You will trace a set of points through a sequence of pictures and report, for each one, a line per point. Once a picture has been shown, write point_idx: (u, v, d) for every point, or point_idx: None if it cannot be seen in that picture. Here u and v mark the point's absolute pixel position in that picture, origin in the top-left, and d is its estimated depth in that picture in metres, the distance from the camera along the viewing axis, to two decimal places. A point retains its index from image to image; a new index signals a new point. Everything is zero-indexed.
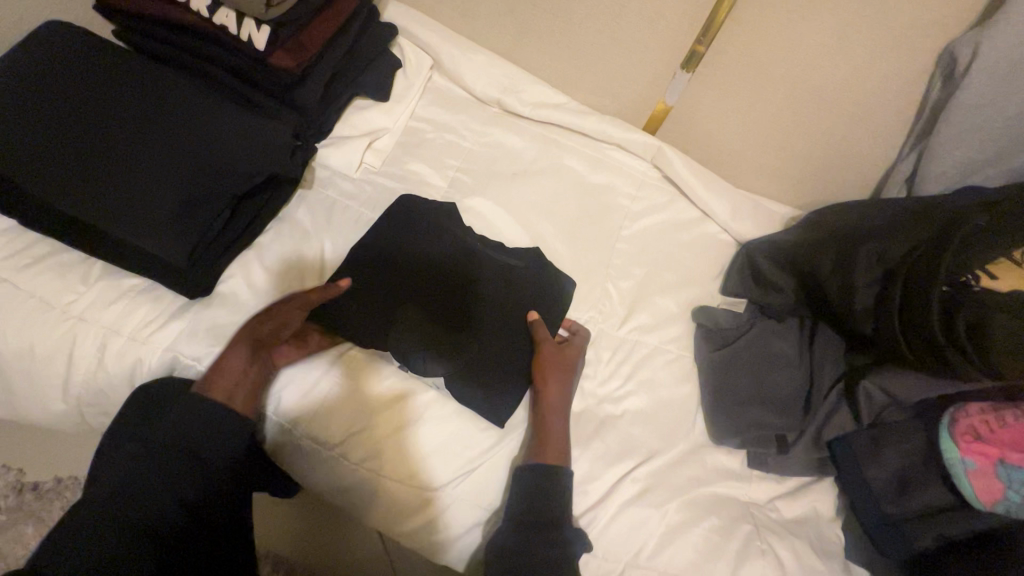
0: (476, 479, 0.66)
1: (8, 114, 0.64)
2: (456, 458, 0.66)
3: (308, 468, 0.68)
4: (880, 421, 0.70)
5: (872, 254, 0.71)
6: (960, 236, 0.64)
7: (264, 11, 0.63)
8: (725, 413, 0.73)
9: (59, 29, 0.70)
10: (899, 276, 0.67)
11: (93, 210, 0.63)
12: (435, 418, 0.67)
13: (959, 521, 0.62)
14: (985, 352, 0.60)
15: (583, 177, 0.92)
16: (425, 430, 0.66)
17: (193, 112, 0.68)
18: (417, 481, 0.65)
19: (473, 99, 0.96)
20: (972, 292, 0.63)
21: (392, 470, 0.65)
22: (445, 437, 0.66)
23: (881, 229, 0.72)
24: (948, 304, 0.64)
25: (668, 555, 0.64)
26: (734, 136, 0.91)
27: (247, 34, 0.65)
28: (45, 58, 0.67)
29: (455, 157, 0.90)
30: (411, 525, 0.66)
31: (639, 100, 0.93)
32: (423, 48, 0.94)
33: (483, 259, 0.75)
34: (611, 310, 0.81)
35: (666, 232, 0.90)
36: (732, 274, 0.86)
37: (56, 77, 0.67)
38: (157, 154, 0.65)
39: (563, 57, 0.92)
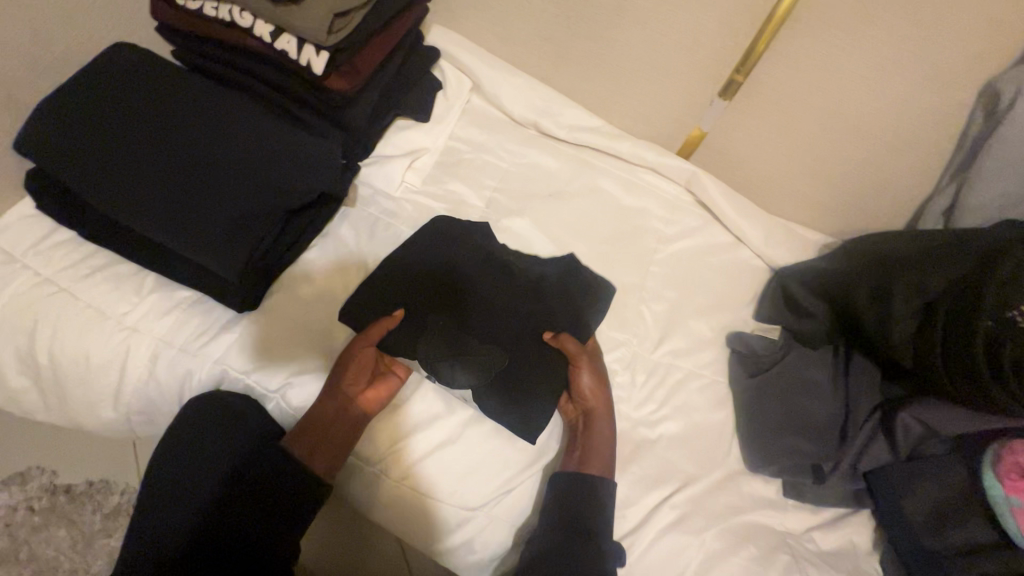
0: (511, 500, 0.67)
1: (78, 132, 0.66)
2: (492, 479, 0.66)
3: (348, 483, 0.69)
4: (917, 453, 0.71)
5: (911, 286, 0.71)
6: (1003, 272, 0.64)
7: (326, 38, 0.65)
8: (761, 441, 0.73)
9: (125, 50, 0.72)
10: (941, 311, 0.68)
11: (157, 225, 0.65)
12: (473, 438, 0.67)
13: (1000, 558, 0.62)
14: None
15: (617, 200, 0.93)
16: (462, 450, 0.67)
17: (251, 131, 0.70)
18: (453, 501, 0.65)
19: (510, 121, 0.97)
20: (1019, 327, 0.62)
21: (428, 489, 0.65)
22: (482, 458, 0.67)
23: (922, 260, 0.72)
24: (989, 338, 0.63)
25: None
26: (768, 163, 0.92)
27: (307, 59, 0.67)
28: (113, 78, 0.70)
29: (492, 177, 0.91)
30: (445, 544, 0.66)
31: (675, 125, 0.94)
32: (463, 70, 0.96)
33: (506, 266, 0.76)
34: (645, 333, 0.82)
35: (699, 257, 0.91)
36: (765, 300, 0.87)
37: (121, 95, 0.69)
38: (216, 171, 0.67)
39: (601, 82, 0.93)
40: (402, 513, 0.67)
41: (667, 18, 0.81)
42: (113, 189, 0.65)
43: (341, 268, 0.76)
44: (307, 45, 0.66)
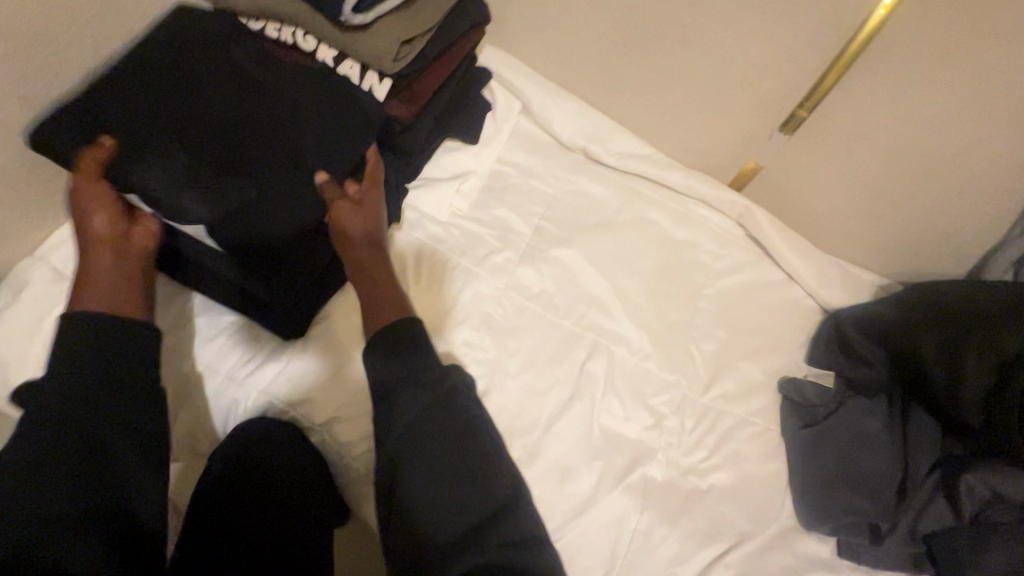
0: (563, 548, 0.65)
1: (110, 124, 0.60)
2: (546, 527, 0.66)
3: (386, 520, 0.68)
4: (983, 519, 0.67)
5: (986, 344, 0.68)
6: None
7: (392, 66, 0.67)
8: (816, 496, 0.71)
9: (165, 34, 0.68)
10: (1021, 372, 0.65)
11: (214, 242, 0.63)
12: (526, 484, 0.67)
13: None
14: None
15: (666, 231, 0.90)
16: None
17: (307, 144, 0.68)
18: None
19: (557, 145, 0.95)
20: None
21: None
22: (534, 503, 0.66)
23: (998, 318, 0.69)
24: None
25: None
26: (826, 200, 0.88)
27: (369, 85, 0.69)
28: (150, 71, 0.64)
29: (539, 204, 0.89)
30: None
31: (729, 156, 0.91)
32: (512, 91, 0.94)
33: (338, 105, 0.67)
34: (694, 374, 0.79)
35: (750, 294, 0.88)
36: (818, 343, 0.83)
37: (162, 92, 0.64)
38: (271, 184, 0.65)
39: (654, 109, 0.91)
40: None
41: (729, 49, 0.79)
42: (155, 190, 0.60)
43: None
44: (369, 71, 0.69)
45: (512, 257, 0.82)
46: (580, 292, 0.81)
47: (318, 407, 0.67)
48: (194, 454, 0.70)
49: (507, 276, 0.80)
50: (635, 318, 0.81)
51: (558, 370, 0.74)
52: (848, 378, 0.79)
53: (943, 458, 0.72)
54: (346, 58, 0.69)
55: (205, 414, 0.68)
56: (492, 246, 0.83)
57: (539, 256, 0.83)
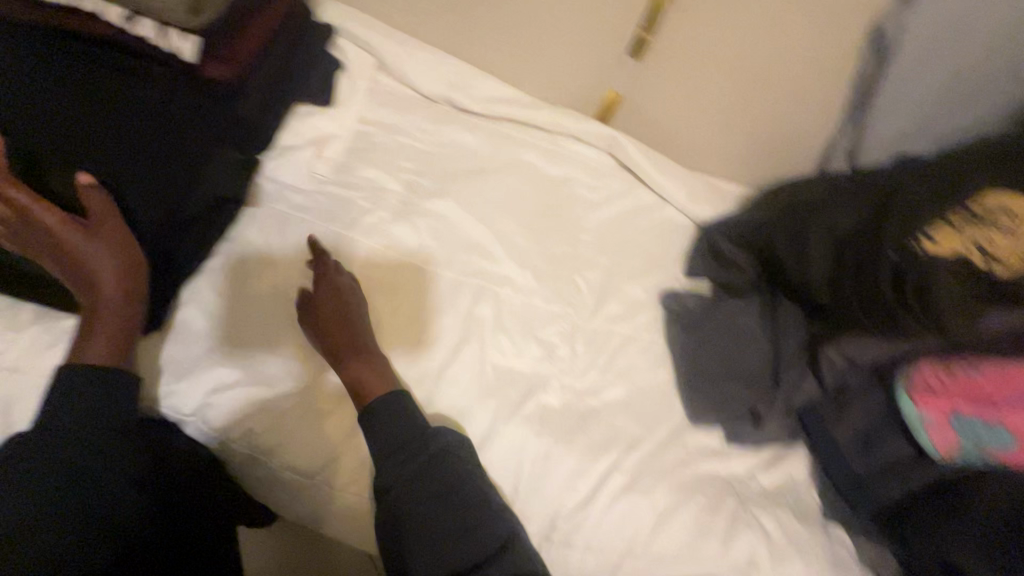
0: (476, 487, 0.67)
1: None
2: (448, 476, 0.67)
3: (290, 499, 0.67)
4: (845, 385, 0.72)
5: (825, 228, 0.74)
6: (899, 207, 0.69)
7: (190, 21, 0.63)
8: (701, 391, 0.75)
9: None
10: (854, 245, 0.72)
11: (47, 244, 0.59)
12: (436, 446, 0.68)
13: (923, 473, 0.65)
14: (931, 311, 0.65)
15: (540, 171, 0.91)
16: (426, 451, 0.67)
17: (138, 129, 0.64)
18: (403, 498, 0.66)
19: (422, 99, 0.93)
20: (915, 255, 0.66)
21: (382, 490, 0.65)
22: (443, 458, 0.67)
23: (832, 201, 0.75)
24: (898, 271, 0.67)
25: (660, 539, 0.65)
26: (683, 120, 0.92)
27: (175, 46, 0.64)
28: None
29: (409, 160, 0.87)
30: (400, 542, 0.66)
31: (589, 89, 0.92)
32: (365, 47, 0.90)
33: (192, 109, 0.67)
34: (581, 302, 0.81)
35: (626, 220, 0.91)
36: (693, 256, 0.87)
37: None
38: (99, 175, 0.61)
39: (509, 49, 0.90)
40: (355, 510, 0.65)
41: None
42: None
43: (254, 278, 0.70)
44: (171, 31, 0.64)
45: (385, 217, 0.80)
46: (460, 242, 0.81)
47: (189, 396, 0.64)
48: None
49: (381, 236, 0.78)
50: (517, 258, 0.81)
51: (444, 320, 0.73)
52: (723, 283, 0.84)
53: (808, 337, 0.76)
54: (141, 16, 0.64)
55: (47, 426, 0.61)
56: (363, 208, 0.80)
57: (413, 211, 0.81)
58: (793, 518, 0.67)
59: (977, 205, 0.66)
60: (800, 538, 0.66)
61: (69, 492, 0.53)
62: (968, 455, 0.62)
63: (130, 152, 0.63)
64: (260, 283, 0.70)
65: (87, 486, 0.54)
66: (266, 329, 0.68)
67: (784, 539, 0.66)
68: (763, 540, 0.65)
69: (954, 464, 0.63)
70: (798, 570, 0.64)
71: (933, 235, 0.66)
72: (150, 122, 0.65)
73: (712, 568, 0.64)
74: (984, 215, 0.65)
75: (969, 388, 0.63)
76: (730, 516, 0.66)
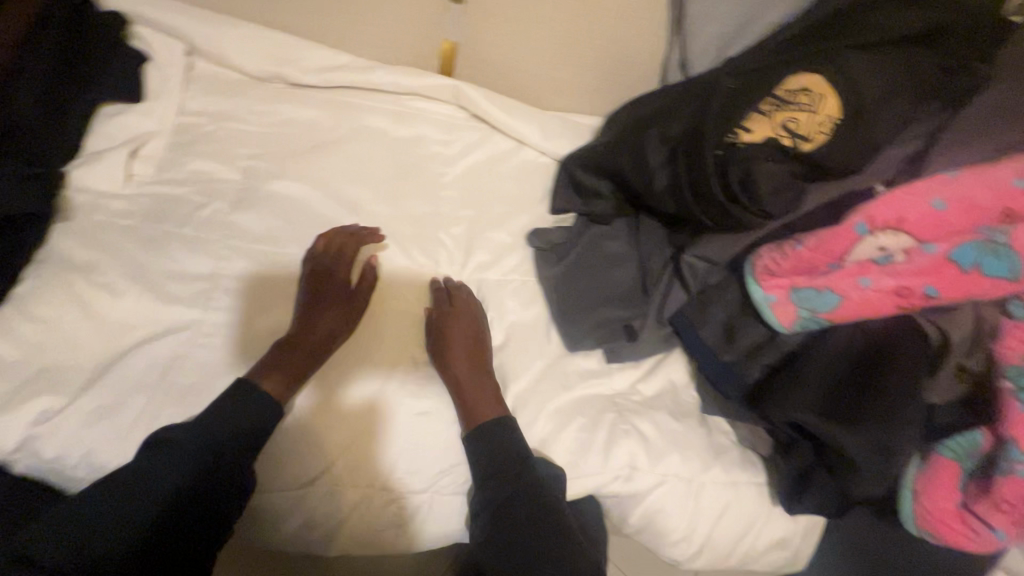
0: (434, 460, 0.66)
1: None
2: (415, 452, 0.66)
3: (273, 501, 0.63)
4: (706, 285, 0.75)
5: (657, 137, 0.75)
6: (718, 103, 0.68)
7: None
8: (575, 320, 0.76)
9: None
10: (681, 152, 0.72)
11: None
12: (411, 429, 0.66)
13: (776, 347, 0.69)
14: (757, 200, 0.66)
15: (389, 134, 0.88)
16: (395, 430, 0.66)
17: None
18: (384, 480, 0.65)
19: (250, 80, 0.87)
20: (736, 149, 0.67)
21: (359, 477, 0.64)
22: (411, 438, 0.66)
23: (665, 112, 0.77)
24: (721, 167, 0.68)
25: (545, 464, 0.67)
26: (524, 59, 0.91)
27: None
28: None
29: (244, 145, 0.81)
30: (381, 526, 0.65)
31: (423, 42, 0.89)
32: (170, 32, 0.83)
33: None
34: (448, 258, 0.80)
35: (486, 169, 0.90)
36: (557, 193, 0.87)
37: None
38: None
39: (327, 12, 0.86)
40: (370, 519, 0.64)
41: None
42: None
43: (75, 293, 0.64)
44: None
45: (222, 208, 0.75)
46: (310, 220, 0.77)
47: (7, 435, 0.57)
48: None
49: (220, 228, 0.73)
50: (374, 226, 0.79)
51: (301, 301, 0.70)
52: (589, 215, 0.84)
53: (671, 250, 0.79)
54: None
55: None
56: (195, 203, 0.75)
57: (254, 197, 0.77)
58: (668, 419, 0.71)
59: (784, 89, 0.66)
60: (677, 434, 0.70)
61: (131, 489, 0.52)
62: (807, 323, 0.65)
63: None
64: (75, 301, 0.64)
65: (143, 484, 0.53)
66: (400, 345, 0.71)
67: (661, 439, 0.69)
68: (641, 443, 0.68)
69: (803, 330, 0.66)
70: (677, 462, 0.68)
71: (748, 126, 0.67)
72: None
73: (599, 480, 0.67)
74: (788, 98, 0.65)
75: (798, 260, 0.66)
76: (608, 428, 0.69)
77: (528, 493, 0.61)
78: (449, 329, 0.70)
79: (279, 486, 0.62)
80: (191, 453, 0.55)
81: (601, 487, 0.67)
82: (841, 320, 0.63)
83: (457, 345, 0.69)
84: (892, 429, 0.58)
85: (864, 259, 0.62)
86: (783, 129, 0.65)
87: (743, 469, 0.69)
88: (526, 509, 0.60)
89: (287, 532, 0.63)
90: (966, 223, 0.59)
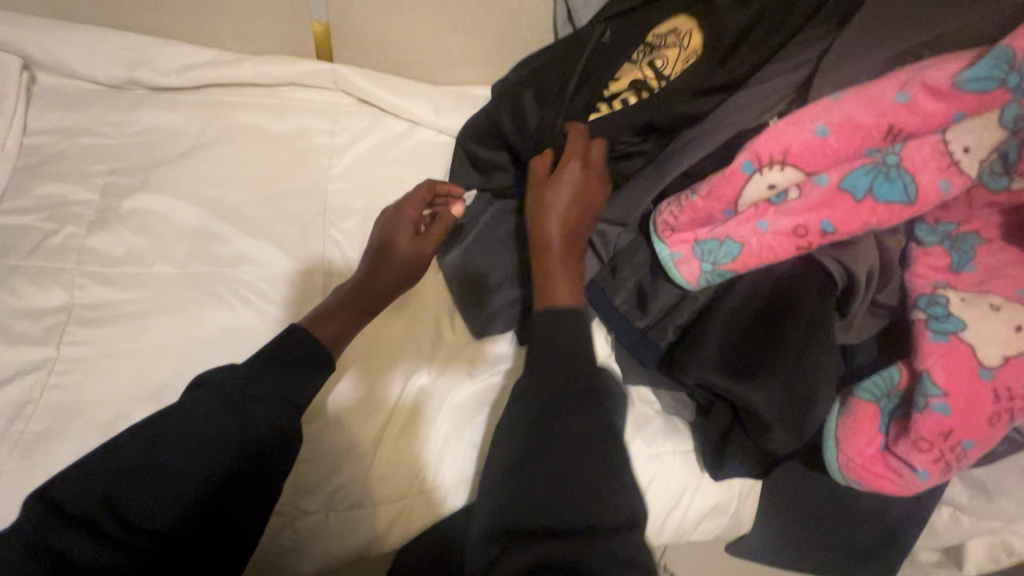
0: (467, 453, 0.64)
1: None
2: (449, 446, 0.64)
3: (321, 495, 0.61)
4: (616, 250, 0.71)
5: (537, 95, 0.72)
6: (589, 51, 0.72)
7: None
8: (478, 306, 0.70)
9: None
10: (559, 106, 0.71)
11: None
12: (451, 419, 0.65)
13: (688, 306, 0.65)
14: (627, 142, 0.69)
15: (267, 130, 0.81)
16: (436, 425, 0.65)
17: None
18: (415, 473, 0.63)
19: (105, 89, 0.80)
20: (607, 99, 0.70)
21: (401, 468, 0.63)
22: (450, 431, 0.65)
23: (539, 69, 0.73)
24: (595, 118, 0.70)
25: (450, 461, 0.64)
26: (403, 33, 0.84)
27: None
28: None
29: (101, 160, 0.74)
30: (408, 522, 0.62)
31: (291, 26, 0.82)
32: (4, 47, 0.76)
33: None
34: (341, 256, 0.74)
35: (378, 155, 0.84)
36: (459, 169, 0.78)
37: None
38: None
39: (176, 5, 0.78)
40: (378, 516, 0.61)
41: None
42: None
43: None
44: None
45: (77, 232, 0.68)
46: (180, 233, 0.71)
47: None
48: None
49: (77, 254, 0.67)
50: (254, 231, 0.73)
51: (173, 323, 0.65)
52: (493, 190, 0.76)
53: None
54: None
55: None
56: (45, 230, 0.68)
57: (115, 215, 0.70)
58: None
59: (651, 37, 0.70)
60: None
61: (158, 469, 0.47)
62: (714, 277, 0.60)
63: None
64: None
65: (163, 467, 0.47)
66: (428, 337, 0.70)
67: None
68: None
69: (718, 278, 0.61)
70: None
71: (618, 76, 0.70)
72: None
73: None
74: (657, 42, 0.69)
75: (694, 211, 0.61)
76: None
77: (550, 411, 0.46)
78: (553, 203, 0.59)
79: (290, 496, 0.60)
80: (235, 424, 0.50)
81: None
82: (746, 267, 0.58)
83: (554, 219, 0.59)
84: (805, 376, 0.55)
85: (760, 199, 0.58)
86: (649, 71, 0.69)
87: (666, 438, 0.65)
88: (568, 439, 0.45)
89: (311, 543, 0.60)
90: (852, 145, 0.55)
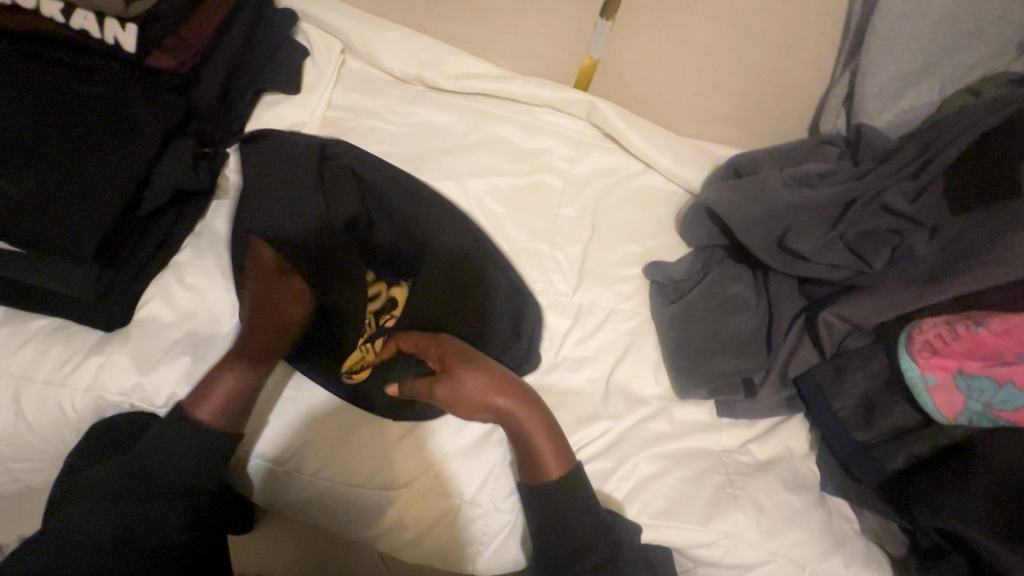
0: (496, 484, 0.63)
1: None
2: (472, 476, 0.63)
3: (364, 505, 0.62)
4: (843, 349, 0.66)
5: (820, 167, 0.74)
6: (926, 138, 0.67)
7: (125, 9, 0.62)
8: (687, 365, 0.71)
9: None
10: (875, 178, 0.68)
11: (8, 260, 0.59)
12: (464, 453, 0.64)
13: (929, 437, 0.61)
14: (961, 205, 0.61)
15: (518, 145, 0.87)
16: (454, 459, 0.63)
17: (89, 120, 0.61)
18: (445, 496, 0.62)
19: (393, 80, 0.90)
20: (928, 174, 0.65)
21: (426, 491, 0.62)
22: (466, 464, 0.63)
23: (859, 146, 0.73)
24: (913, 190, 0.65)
25: (643, 502, 0.63)
26: (665, 80, 0.87)
27: (112, 36, 0.63)
28: None
29: (381, 142, 0.84)
30: (460, 547, 0.63)
31: (566, 55, 0.88)
32: (331, 32, 0.89)
33: (161, 97, 0.67)
34: (564, 279, 0.78)
35: (611, 189, 0.86)
36: (689, 223, 0.79)
37: None
38: (58, 164, 0.59)
39: (476, 20, 0.87)
40: (456, 540, 0.62)
41: None
42: None
43: (220, 266, 0.69)
44: (107, 20, 0.63)
45: None
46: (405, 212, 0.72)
47: (159, 389, 0.61)
48: (43, 469, 0.65)
49: None
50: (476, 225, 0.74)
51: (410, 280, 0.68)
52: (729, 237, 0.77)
53: (805, 304, 0.71)
54: (76, 9, 0.62)
55: (25, 427, 0.60)
56: None
57: None
58: (782, 490, 0.64)
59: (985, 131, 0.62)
60: (793, 509, 0.63)
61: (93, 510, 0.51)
62: (976, 417, 0.57)
63: (79, 140, 0.60)
64: (220, 275, 0.68)
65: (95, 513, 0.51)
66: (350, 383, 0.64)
67: (777, 511, 0.63)
68: (752, 514, 0.62)
69: (992, 421, 0.57)
70: (791, 543, 0.62)
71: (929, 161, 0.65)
72: (98, 114, 0.62)
73: (696, 541, 0.62)
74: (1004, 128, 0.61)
75: (975, 343, 0.57)
76: (715, 488, 0.64)
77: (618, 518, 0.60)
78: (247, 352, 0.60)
79: (323, 486, 0.62)
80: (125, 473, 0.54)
81: (702, 552, 0.62)
82: None
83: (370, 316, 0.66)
84: None
85: None
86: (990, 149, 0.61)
87: (865, 565, 0.62)
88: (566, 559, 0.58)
89: (426, 549, 0.63)
90: None
